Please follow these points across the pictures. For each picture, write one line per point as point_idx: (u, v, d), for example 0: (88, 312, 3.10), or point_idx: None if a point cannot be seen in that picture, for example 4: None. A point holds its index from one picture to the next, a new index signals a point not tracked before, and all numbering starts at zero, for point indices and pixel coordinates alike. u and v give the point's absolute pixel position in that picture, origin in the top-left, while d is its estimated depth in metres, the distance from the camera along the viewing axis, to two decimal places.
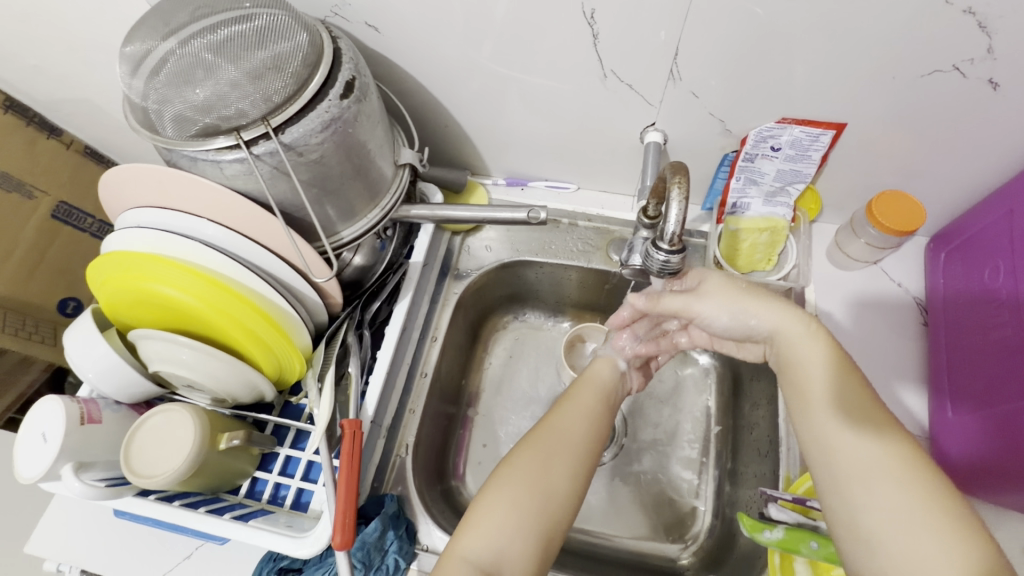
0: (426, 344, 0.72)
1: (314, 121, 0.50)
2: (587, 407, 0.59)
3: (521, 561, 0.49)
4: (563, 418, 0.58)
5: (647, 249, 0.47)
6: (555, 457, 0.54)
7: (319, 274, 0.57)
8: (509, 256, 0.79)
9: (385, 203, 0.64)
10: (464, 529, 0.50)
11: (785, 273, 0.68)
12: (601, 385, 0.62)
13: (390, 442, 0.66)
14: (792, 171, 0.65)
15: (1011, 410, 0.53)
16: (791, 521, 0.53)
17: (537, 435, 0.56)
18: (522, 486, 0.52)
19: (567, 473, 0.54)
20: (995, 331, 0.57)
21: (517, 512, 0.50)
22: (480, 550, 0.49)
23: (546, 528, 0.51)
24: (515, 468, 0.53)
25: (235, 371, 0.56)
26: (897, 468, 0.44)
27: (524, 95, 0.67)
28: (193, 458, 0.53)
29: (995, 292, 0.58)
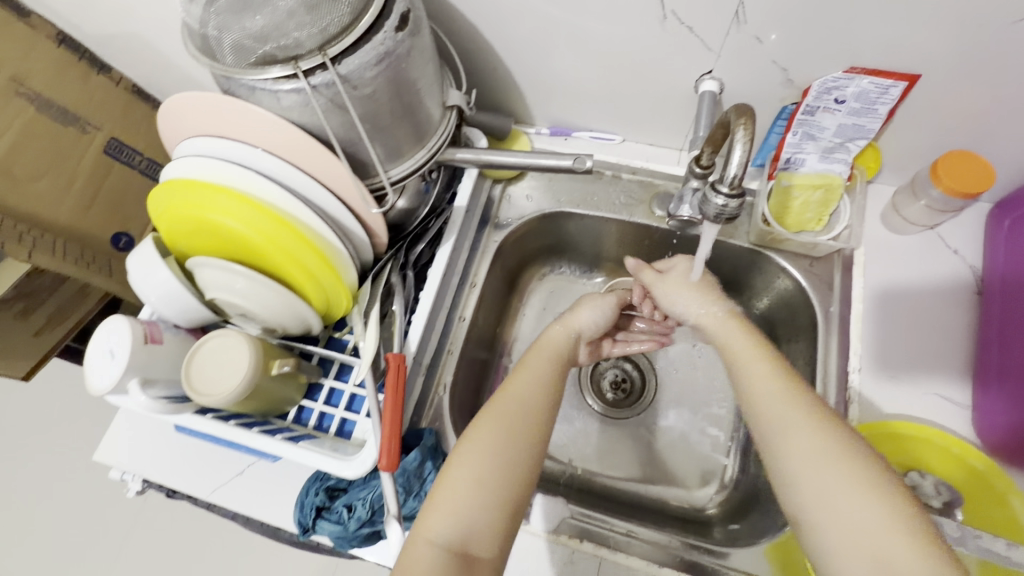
0: (465, 290, 0.73)
1: (369, 53, 0.49)
2: (541, 372, 0.59)
3: (486, 530, 0.49)
4: (522, 381, 0.57)
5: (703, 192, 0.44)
6: (517, 421, 0.54)
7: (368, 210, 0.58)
8: (550, 207, 0.78)
9: (431, 144, 0.64)
10: (430, 509, 0.50)
11: (835, 233, 0.67)
12: (549, 352, 0.62)
13: (429, 380, 0.68)
14: (855, 125, 0.61)
15: None
16: None
17: (498, 401, 0.55)
18: (484, 461, 0.51)
19: (523, 437, 0.53)
20: None
21: (479, 487, 0.50)
22: (447, 529, 0.48)
23: (507, 495, 0.50)
24: (477, 437, 0.52)
25: (285, 304, 0.58)
26: (819, 447, 0.46)
27: (576, 37, 0.65)
28: (247, 381, 0.56)
29: None
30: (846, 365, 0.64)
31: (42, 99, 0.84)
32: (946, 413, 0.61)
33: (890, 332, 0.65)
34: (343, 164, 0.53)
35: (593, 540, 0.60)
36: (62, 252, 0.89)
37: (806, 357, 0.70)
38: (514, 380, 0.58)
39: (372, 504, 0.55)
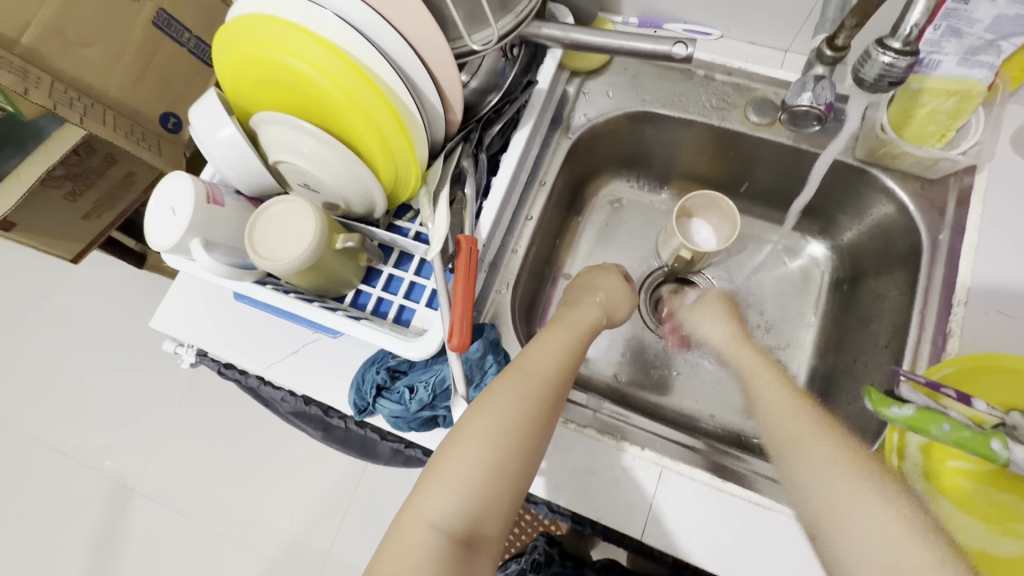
0: (533, 188, 0.69)
1: None
2: (557, 348, 0.53)
3: (499, 508, 0.44)
4: (539, 356, 0.52)
5: (870, 49, 0.40)
6: (536, 400, 0.48)
7: (447, 72, 0.52)
8: (633, 106, 0.71)
9: (521, 11, 0.56)
10: (431, 487, 0.43)
11: (963, 150, 0.60)
12: (574, 322, 0.58)
13: (491, 278, 0.65)
14: (1017, 17, 0.52)
15: None
16: (920, 402, 0.50)
17: (515, 374, 0.49)
18: (502, 439, 0.45)
19: (538, 403, 0.48)
20: None
21: (492, 470, 0.44)
22: (452, 510, 0.43)
23: (523, 467, 0.45)
24: (492, 410, 0.47)
25: (353, 174, 0.54)
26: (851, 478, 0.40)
27: None
28: (312, 251, 0.53)
29: None
30: (950, 296, 0.58)
31: None
32: None
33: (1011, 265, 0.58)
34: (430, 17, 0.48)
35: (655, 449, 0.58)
36: (113, 123, 0.86)
37: (902, 288, 0.64)
38: (529, 353, 0.52)
39: (434, 388, 0.53)
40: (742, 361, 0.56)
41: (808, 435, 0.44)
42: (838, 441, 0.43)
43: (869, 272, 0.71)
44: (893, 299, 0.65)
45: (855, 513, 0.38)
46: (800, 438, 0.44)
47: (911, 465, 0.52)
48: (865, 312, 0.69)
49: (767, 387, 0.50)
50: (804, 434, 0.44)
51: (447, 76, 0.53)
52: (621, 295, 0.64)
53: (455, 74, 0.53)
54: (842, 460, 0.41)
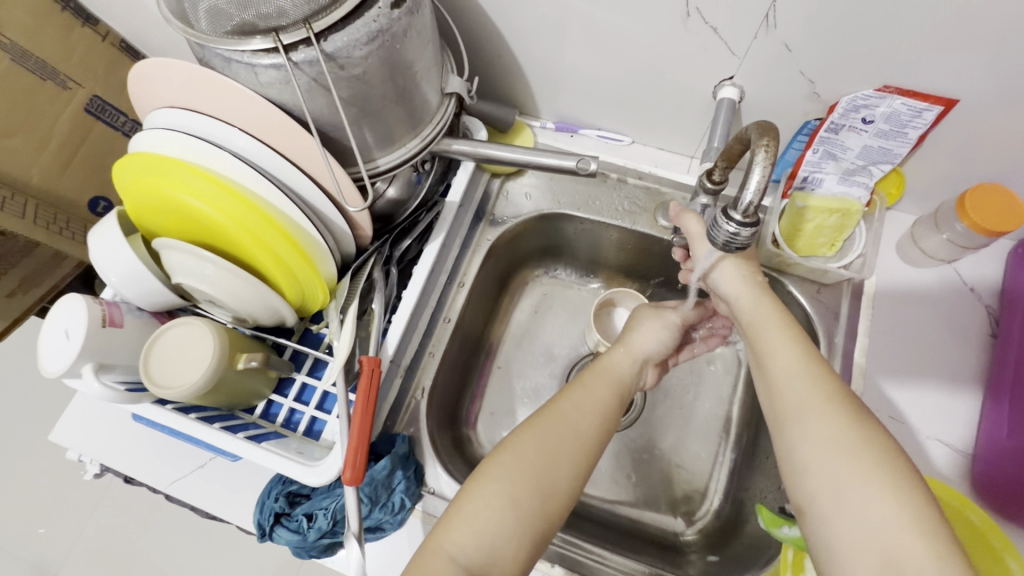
0: (452, 289, 0.70)
1: (360, 30, 0.44)
2: (601, 400, 0.53)
3: (513, 554, 0.44)
4: (580, 412, 0.51)
5: (714, 217, 0.42)
6: (557, 454, 0.48)
7: (350, 203, 0.54)
8: (549, 208, 0.75)
9: (427, 134, 0.59)
10: (454, 522, 0.44)
11: (846, 261, 0.64)
12: (615, 378, 0.56)
13: (407, 382, 0.65)
14: (881, 148, 0.58)
15: None
16: None
17: (541, 420, 0.50)
18: (520, 476, 0.46)
19: (573, 450, 0.48)
20: None
21: (513, 511, 0.45)
22: (471, 547, 0.43)
23: (540, 515, 0.45)
24: (512, 455, 0.47)
25: (257, 294, 0.55)
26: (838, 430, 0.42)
27: (588, 30, 0.60)
28: (210, 374, 0.52)
29: None
30: None
31: (18, 51, 0.77)
32: (944, 458, 0.59)
33: (896, 371, 0.62)
34: (315, 142, 0.49)
35: (566, 566, 0.59)
36: (32, 214, 0.84)
37: None
38: (572, 395, 0.52)
39: (334, 514, 0.52)
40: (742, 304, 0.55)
41: (823, 419, 0.43)
42: (852, 428, 0.42)
43: None
44: None
45: (854, 503, 0.39)
46: (812, 427, 0.43)
47: None
48: None
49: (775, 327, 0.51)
50: (810, 420, 0.44)
51: (350, 208, 0.55)
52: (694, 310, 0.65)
53: (361, 205, 0.55)
54: (857, 463, 0.40)
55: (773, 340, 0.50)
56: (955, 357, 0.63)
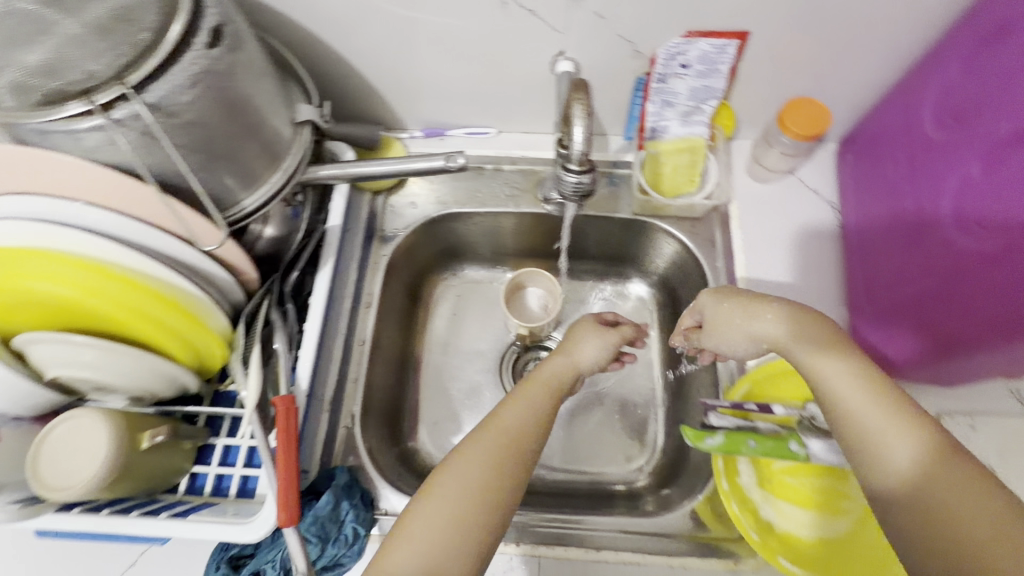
0: (360, 311, 0.70)
1: (179, 76, 0.44)
2: (539, 408, 0.54)
3: (458, 568, 0.43)
4: (507, 413, 0.52)
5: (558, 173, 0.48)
6: (501, 460, 0.48)
7: (205, 243, 0.52)
8: (436, 211, 0.76)
9: (288, 166, 0.58)
10: (397, 540, 0.44)
11: (707, 192, 0.70)
12: (544, 379, 0.57)
13: (335, 415, 0.64)
14: (704, 87, 0.64)
15: (923, 312, 0.56)
16: (729, 426, 0.56)
17: (479, 435, 0.50)
18: (457, 492, 0.46)
19: (512, 455, 0.49)
20: (908, 268, 0.58)
21: (455, 521, 0.45)
22: (415, 564, 0.43)
23: (484, 521, 0.45)
24: (450, 470, 0.47)
25: (147, 368, 0.52)
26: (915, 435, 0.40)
27: (424, 35, 0.63)
28: (115, 462, 0.49)
29: (898, 209, 0.60)
30: None
31: None
32: None
33: (774, 277, 0.69)
34: (153, 190, 0.47)
35: (530, 539, 0.60)
36: None
37: None
38: (512, 405, 0.53)
39: (283, 564, 0.51)
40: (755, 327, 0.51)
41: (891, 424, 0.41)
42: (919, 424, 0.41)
43: (682, 301, 0.77)
44: None
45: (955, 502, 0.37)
46: (824, 368, 0.45)
47: (746, 480, 0.59)
48: None
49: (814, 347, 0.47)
50: (853, 404, 0.43)
51: (205, 247, 0.52)
52: (632, 330, 0.66)
53: (217, 242, 0.52)
54: (942, 467, 0.39)
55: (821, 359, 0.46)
56: (815, 252, 0.71)
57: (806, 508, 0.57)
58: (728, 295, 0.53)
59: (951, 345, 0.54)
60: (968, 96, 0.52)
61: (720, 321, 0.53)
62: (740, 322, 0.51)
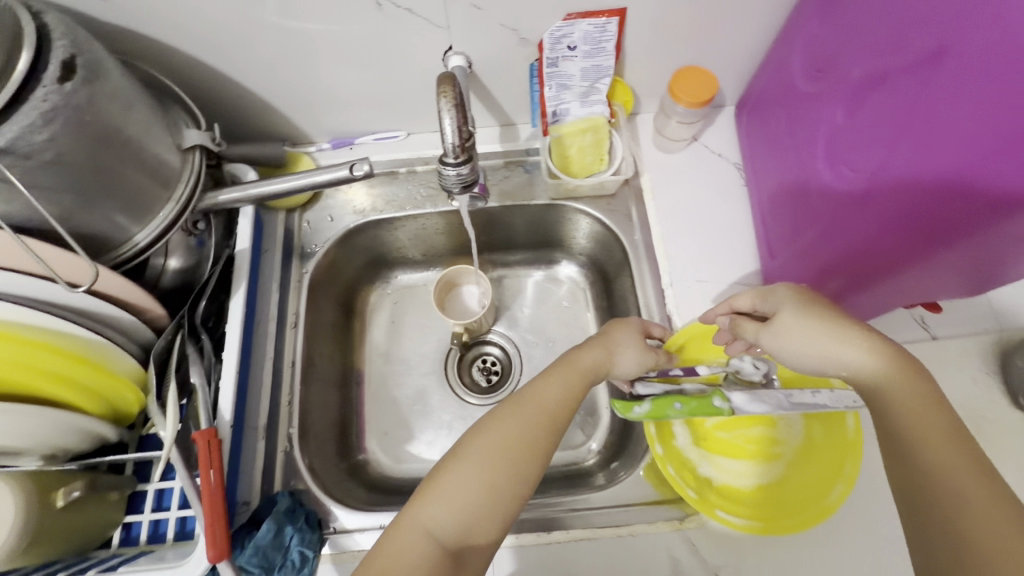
0: (287, 332, 0.68)
1: (30, 115, 0.42)
2: (570, 395, 0.52)
3: (487, 529, 0.45)
4: (545, 387, 0.52)
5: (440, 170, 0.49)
6: (533, 440, 0.48)
7: (77, 283, 0.48)
8: (355, 221, 0.75)
9: (181, 194, 0.56)
10: (429, 497, 0.45)
11: (616, 168, 0.71)
12: (584, 372, 0.54)
13: (272, 440, 0.63)
14: (594, 66, 0.66)
15: (817, 259, 0.59)
16: (657, 392, 0.57)
17: (519, 403, 0.50)
18: (498, 453, 0.47)
19: (540, 433, 0.49)
20: (807, 231, 0.60)
21: (488, 489, 0.46)
22: (445, 521, 0.45)
23: (507, 492, 0.46)
24: (494, 428, 0.48)
25: (51, 425, 0.50)
26: (965, 462, 0.39)
27: (308, 46, 0.62)
28: (28, 527, 0.47)
29: (786, 169, 0.63)
30: (660, 282, 0.70)
31: None
32: None
33: (691, 241, 0.72)
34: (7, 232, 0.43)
35: None
36: None
37: (632, 286, 0.73)
38: (544, 386, 0.52)
39: None
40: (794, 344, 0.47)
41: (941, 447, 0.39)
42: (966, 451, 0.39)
43: (612, 277, 0.79)
44: (632, 297, 0.74)
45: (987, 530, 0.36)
46: (850, 359, 0.44)
47: (682, 442, 0.62)
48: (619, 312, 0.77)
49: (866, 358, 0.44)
50: (904, 419, 0.41)
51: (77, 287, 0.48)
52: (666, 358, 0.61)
53: (87, 280, 0.48)
54: (979, 493, 0.37)
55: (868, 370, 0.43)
56: (727, 213, 0.73)
57: (741, 459, 0.60)
58: (794, 300, 0.48)
59: (852, 284, 0.57)
60: (830, 48, 0.54)
61: (777, 323, 0.48)
62: (799, 316, 0.46)
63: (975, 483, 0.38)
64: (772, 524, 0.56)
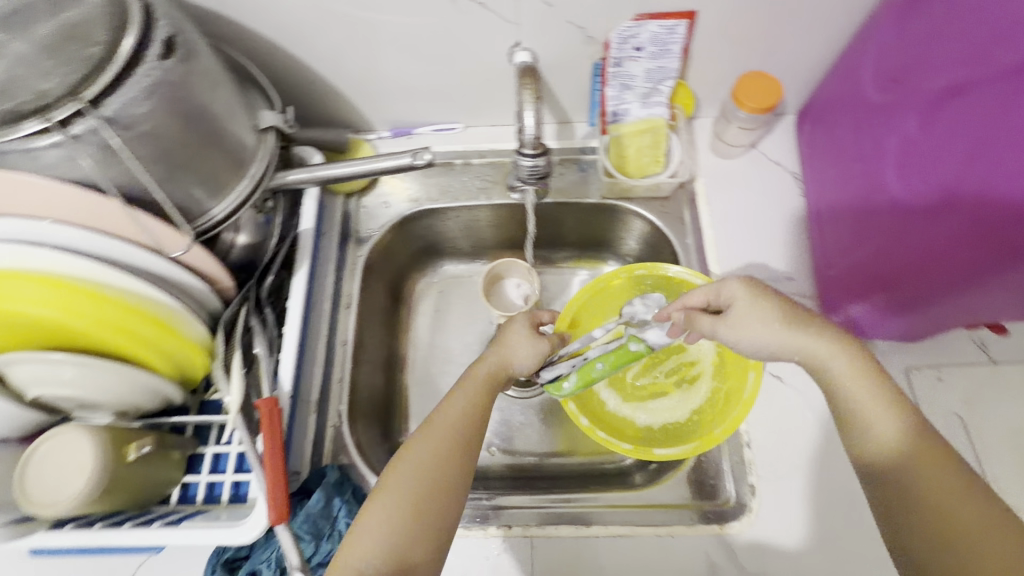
0: (340, 312, 0.71)
1: (135, 88, 0.45)
2: (476, 406, 0.54)
3: (418, 555, 0.46)
4: (453, 402, 0.53)
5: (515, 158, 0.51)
6: (445, 461, 0.49)
7: (170, 249, 0.52)
8: (410, 209, 0.77)
9: (254, 173, 0.59)
10: (362, 526, 0.46)
11: (672, 170, 0.71)
12: (481, 378, 0.56)
13: (322, 415, 0.65)
14: (658, 68, 0.66)
15: (873, 267, 0.59)
16: (562, 372, 0.60)
17: (426, 430, 0.51)
18: (411, 483, 0.48)
19: (459, 453, 0.50)
20: (867, 244, 0.59)
21: (411, 512, 0.46)
22: (376, 553, 0.45)
23: (431, 515, 0.47)
24: (410, 456, 0.49)
25: (126, 382, 0.53)
26: (923, 447, 0.43)
27: (382, 37, 0.64)
28: (101, 475, 0.49)
29: (848, 176, 0.62)
30: None
31: None
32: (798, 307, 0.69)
33: (743, 248, 0.71)
34: (117, 202, 0.47)
35: (521, 522, 0.60)
36: None
37: None
38: (444, 407, 0.53)
39: (278, 562, 0.52)
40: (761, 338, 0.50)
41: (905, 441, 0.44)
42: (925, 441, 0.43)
43: None
44: None
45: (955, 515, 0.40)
46: (821, 352, 0.48)
47: (610, 400, 0.68)
48: None
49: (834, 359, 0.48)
50: (869, 417, 0.46)
51: (171, 254, 0.52)
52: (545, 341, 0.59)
53: (180, 247, 0.52)
54: (939, 478, 0.42)
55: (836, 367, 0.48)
56: (782, 222, 0.72)
57: (672, 395, 0.68)
58: (762, 303, 0.51)
59: (914, 299, 0.56)
60: (904, 59, 0.54)
61: (739, 320, 0.51)
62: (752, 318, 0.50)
63: (939, 473, 0.42)
64: (707, 438, 0.61)
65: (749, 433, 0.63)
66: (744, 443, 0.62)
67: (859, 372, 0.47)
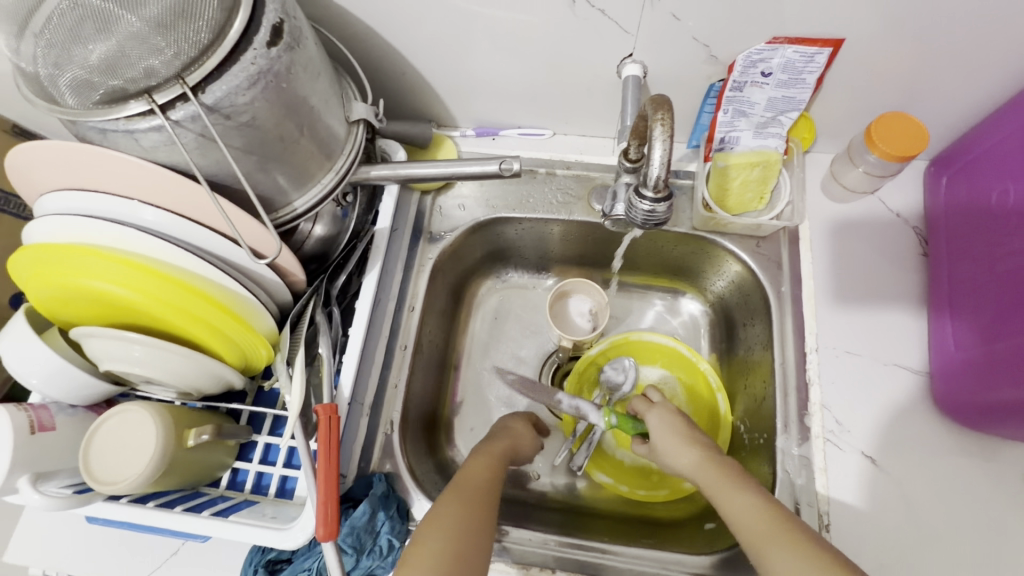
0: (404, 314, 0.68)
1: (239, 76, 0.43)
2: (487, 466, 0.55)
3: None
4: (472, 470, 0.54)
5: (631, 200, 0.48)
6: (473, 516, 0.48)
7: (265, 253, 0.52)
8: (485, 214, 0.74)
9: (340, 166, 0.57)
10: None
11: (777, 211, 0.65)
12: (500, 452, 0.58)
13: (375, 419, 0.63)
14: (785, 98, 0.59)
15: (1012, 350, 0.52)
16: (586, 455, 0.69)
17: (455, 490, 0.50)
18: (445, 540, 0.45)
19: (484, 507, 0.50)
20: (1006, 339, 0.53)
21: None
22: None
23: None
24: (441, 515, 0.47)
25: (190, 367, 0.51)
26: (806, 561, 0.40)
27: (487, 35, 0.60)
28: (158, 460, 0.49)
29: (1003, 242, 0.55)
30: (803, 345, 0.63)
31: None
32: (902, 379, 0.62)
33: (843, 305, 0.64)
34: (205, 189, 0.46)
35: (567, 568, 0.57)
36: None
37: (764, 341, 0.67)
38: (469, 470, 0.54)
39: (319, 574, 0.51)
40: (672, 461, 0.55)
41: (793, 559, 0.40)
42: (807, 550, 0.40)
43: (738, 323, 0.73)
44: (761, 349, 0.68)
45: None
46: (699, 469, 0.51)
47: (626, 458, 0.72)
48: (743, 362, 0.71)
49: (717, 482, 0.49)
50: (750, 537, 0.43)
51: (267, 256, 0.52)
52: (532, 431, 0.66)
53: (275, 250, 0.52)
54: None
55: (711, 486, 0.49)
56: (893, 281, 0.65)
57: None
58: (671, 420, 0.58)
59: None
60: None
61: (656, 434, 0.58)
62: (656, 414, 0.59)
63: None
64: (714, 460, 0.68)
65: (830, 515, 0.57)
66: (824, 525, 0.56)
67: (726, 476, 0.49)
